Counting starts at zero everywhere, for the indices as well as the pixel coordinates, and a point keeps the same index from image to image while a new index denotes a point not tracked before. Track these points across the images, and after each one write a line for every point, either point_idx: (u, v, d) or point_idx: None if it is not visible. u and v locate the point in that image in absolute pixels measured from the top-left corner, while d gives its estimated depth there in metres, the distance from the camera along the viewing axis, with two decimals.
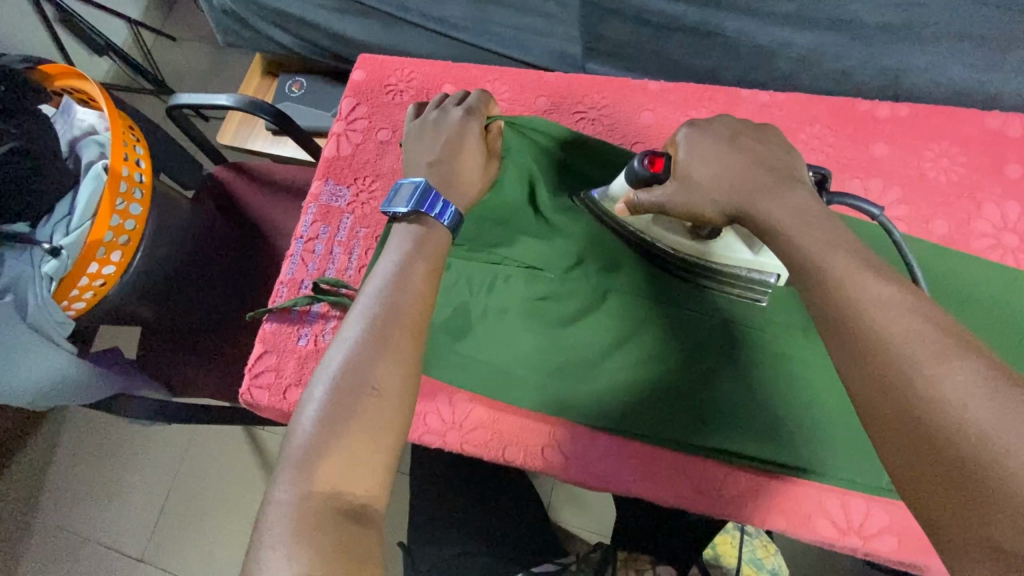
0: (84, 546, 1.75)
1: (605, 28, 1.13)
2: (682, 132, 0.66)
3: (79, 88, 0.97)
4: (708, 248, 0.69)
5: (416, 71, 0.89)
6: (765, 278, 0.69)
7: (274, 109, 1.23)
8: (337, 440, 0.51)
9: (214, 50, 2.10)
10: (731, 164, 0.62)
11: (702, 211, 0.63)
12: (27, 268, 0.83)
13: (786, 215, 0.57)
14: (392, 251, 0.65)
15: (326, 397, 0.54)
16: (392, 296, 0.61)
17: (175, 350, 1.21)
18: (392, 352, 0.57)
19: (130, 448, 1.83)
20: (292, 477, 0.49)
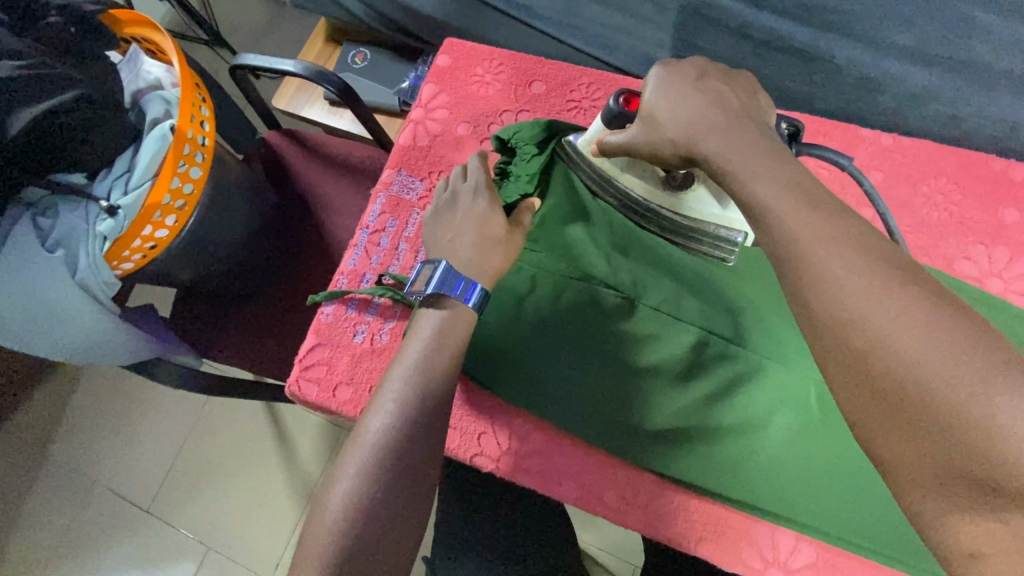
0: (92, 490, 1.76)
1: (701, 38, 1.06)
2: (654, 71, 0.59)
3: (148, 38, 0.93)
4: (677, 201, 0.65)
5: (506, 62, 0.84)
6: (732, 236, 0.64)
7: (340, 81, 1.18)
8: (354, 540, 0.55)
9: (271, 7, 2.05)
10: (692, 99, 0.55)
11: (662, 153, 0.57)
12: (81, 224, 0.80)
13: (736, 153, 0.51)
14: (418, 328, 0.65)
15: (347, 492, 0.57)
16: (416, 386, 0.61)
17: (210, 316, 1.18)
18: (414, 446, 0.59)
19: (146, 400, 1.82)
20: (314, 570, 0.54)
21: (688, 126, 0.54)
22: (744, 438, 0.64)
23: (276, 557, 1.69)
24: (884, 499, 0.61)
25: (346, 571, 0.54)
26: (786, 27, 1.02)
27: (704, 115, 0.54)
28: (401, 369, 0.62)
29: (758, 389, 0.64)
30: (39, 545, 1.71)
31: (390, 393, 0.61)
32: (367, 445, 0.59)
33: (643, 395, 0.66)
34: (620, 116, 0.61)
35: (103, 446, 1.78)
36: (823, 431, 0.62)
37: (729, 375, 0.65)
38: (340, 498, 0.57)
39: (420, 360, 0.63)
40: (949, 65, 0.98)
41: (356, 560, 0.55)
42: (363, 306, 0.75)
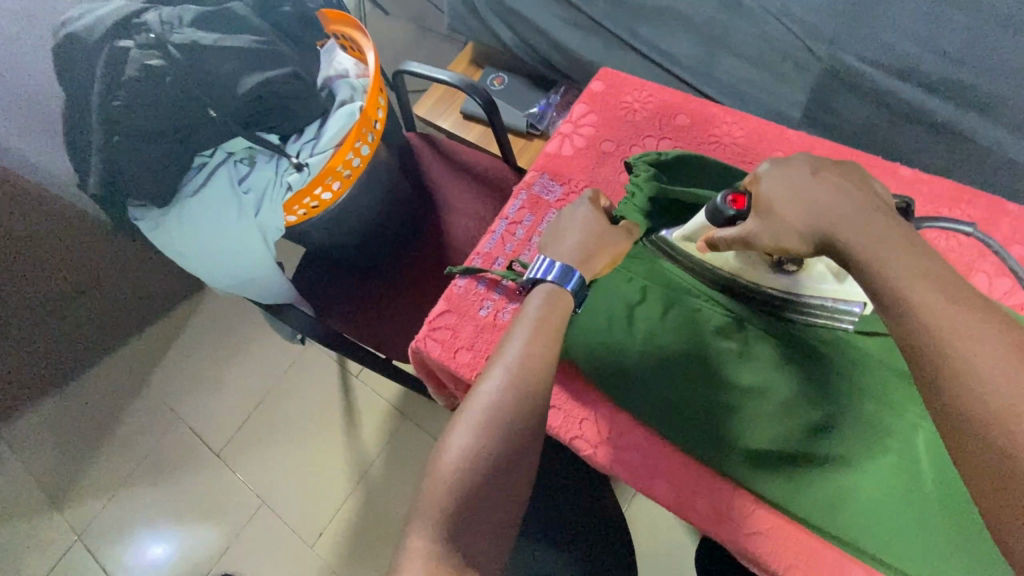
0: (176, 425, 1.92)
1: (837, 102, 1.10)
2: (763, 166, 0.64)
3: (346, 35, 1.09)
4: (792, 277, 0.68)
5: (655, 95, 0.91)
6: (850, 307, 0.67)
7: (486, 94, 1.31)
8: (471, 499, 0.56)
9: (418, 31, 2.30)
10: (812, 193, 0.58)
11: (789, 245, 0.59)
12: (273, 175, 0.95)
13: (867, 246, 0.54)
14: (528, 308, 0.67)
15: (464, 452, 0.57)
16: (524, 354, 0.63)
17: (329, 282, 1.31)
18: (526, 412, 0.60)
19: (238, 354, 1.99)
20: (429, 524, 0.55)
21: (809, 218, 0.57)
22: (857, 479, 0.63)
23: (321, 526, 1.76)
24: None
25: (454, 526, 0.55)
26: (930, 102, 1.03)
27: (826, 209, 0.57)
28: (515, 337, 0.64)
29: (871, 431, 0.64)
30: (122, 464, 1.88)
31: (504, 358, 0.63)
32: (480, 408, 0.60)
33: (755, 415, 0.68)
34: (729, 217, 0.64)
35: (194, 387, 1.96)
36: (947, 490, 0.60)
37: (850, 412, 0.65)
38: (455, 454, 0.58)
39: (530, 329, 0.65)
40: None
41: (466, 519, 0.55)
42: (492, 285, 0.83)
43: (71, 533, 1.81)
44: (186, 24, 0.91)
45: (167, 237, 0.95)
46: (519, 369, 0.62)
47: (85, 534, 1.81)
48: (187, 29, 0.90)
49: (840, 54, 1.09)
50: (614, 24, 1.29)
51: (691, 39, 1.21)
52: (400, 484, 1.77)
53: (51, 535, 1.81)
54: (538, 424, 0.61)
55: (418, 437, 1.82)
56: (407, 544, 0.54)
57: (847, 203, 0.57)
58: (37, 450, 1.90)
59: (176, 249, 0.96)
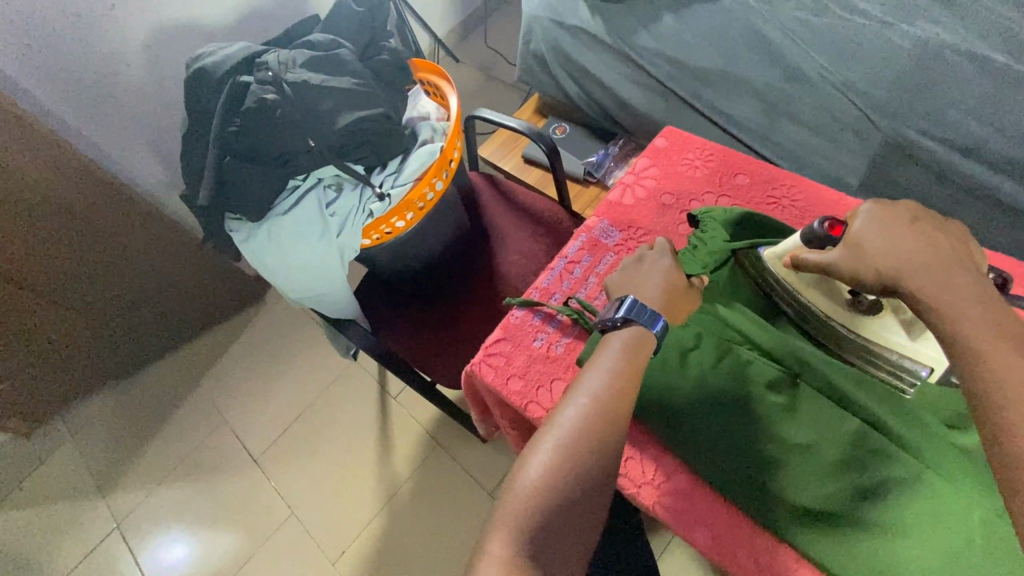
0: (222, 426, 2.02)
1: (896, 173, 1.12)
2: (865, 207, 0.68)
3: (432, 83, 1.21)
4: (862, 323, 0.71)
5: (716, 154, 0.97)
6: (917, 368, 0.69)
7: (550, 142, 1.39)
8: (550, 511, 0.58)
9: (486, 79, 2.47)
10: (903, 237, 0.63)
11: (864, 279, 0.64)
12: (356, 203, 1.04)
13: (936, 292, 0.59)
14: (611, 344, 0.72)
15: (546, 467, 0.61)
16: (607, 386, 0.67)
17: (387, 303, 1.39)
18: (605, 439, 0.63)
19: (286, 364, 2.08)
20: (508, 528, 0.57)
21: (890, 256, 0.63)
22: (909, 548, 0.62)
23: (345, 543, 1.78)
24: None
25: (534, 538, 0.57)
26: (993, 179, 1.04)
27: (910, 254, 0.62)
28: (598, 367, 0.69)
29: (923, 499, 0.63)
30: (168, 458, 1.98)
31: (587, 385, 0.67)
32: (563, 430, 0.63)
33: (805, 472, 0.68)
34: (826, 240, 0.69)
35: (243, 392, 2.06)
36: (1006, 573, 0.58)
37: (912, 477, 0.64)
38: (538, 467, 0.61)
39: (614, 363, 0.69)
40: None
41: (543, 535, 0.57)
42: (548, 318, 0.88)
43: (111, 521, 1.89)
44: (299, 65, 1.03)
45: (256, 247, 1.06)
46: (603, 400, 0.66)
47: (125, 523, 1.89)
48: (300, 70, 1.02)
49: (900, 128, 1.11)
50: (676, 86, 1.36)
51: (750, 104, 1.27)
52: (429, 509, 1.79)
53: (92, 521, 1.89)
54: (614, 452, 0.64)
55: (449, 463, 1.84)
56: (486, 549, 0.57)
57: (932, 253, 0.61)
58: (93, 438, 2.02)
59: (262, 259, 1.06)
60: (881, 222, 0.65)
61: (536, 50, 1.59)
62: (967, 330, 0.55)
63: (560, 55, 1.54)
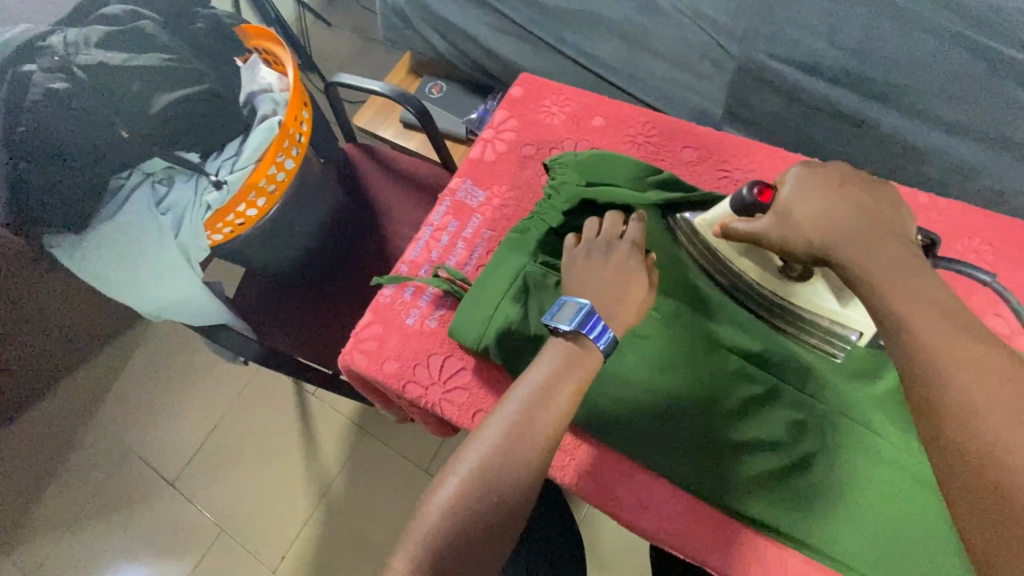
0: (127, 456, 1.85)
1: (754, 97, 1.14)
2: (796, 170, 0.64)
3: (268, 49, 1.08)
4: (794, 290, 0.68)
5: (572, 97, 0.94)
6: (845, 334, 0.67)
7: (419, 104, 1.31)
8: (455, 540, 0.58)
9: (363, 41, 2.29)
10: (836, 205, 0.61)
11: (793, 248, 0.62)
12: (190, 194, 0.93)
13: (873, 269, 0.57)
14: (547, 359, 0.65)
15: (453, 496, 0.59)
16: (535, 410, 0.62)
17: (270, 298, 1.28)
18: (522, 470, 0.60)
19: (190, 379, 1.93)
20: (410, 555, 0.58)
21: (818, 224, 0.60)
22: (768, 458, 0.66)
23: (283, 549, 1.72)
24: (913, 541, 0.61)
25: (437, 561, 0.57)
26: (836, 93, 1.08)
27: (843, 223, 0.60)
28: (523, 387, 0.64)
29: (778, 412, 0.67)
30: (69, 501, 1.80)
31: (508, 409, 0.62)
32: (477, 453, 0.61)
33: (675, 406, 0.70)
34: (757, 207, 0.64)
35: (144, 416, 1.89)
36: (833, 460, 0.65)
37: (800, 416, 0.67)
38: (448, 493, 0.59)
39: (542, 383, 0.63)
40: (997, 144, 1.01)
41: (448, 557, 0.58)
42: (419, 292, 0.83)
43: None
44: (94, 45, 0.88)
45: (84, 260, 0.92)
46: (525, 424, 0.61)
47: None
48: (94, 50, 0.87)
49: (752, 52, 1.13)
50: (541, 30, 1.31)
51: (614, 42, 1.24)
52: (366, 499, 1.75)
53: None
54: (531, 480, 0.60)
55: (381, 450, 1.80)
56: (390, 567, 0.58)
57: (861, 220, 0.59)
58: None
59: (96, 276, 0.93)
60: (814, 189, 0.62)
61: (396, 5, 1.48)
62: (901, 307, 0.54)
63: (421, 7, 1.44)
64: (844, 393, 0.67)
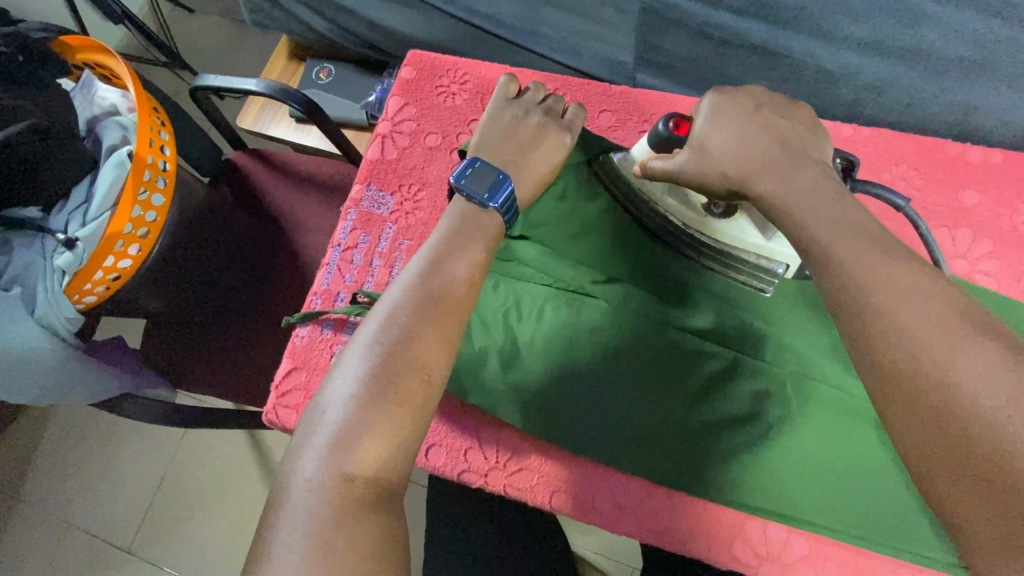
0: (42, 551, 1.57)
1: (664, 39, 1.08)
2: (708, 97, 0.60)
3: (101, 63, 0.89)
4: (719, 229, 0.66)
5: (470, 72, 0.84)
6: (772, 267, 0.67)
7: (304, 96, 1.15)
8: (374, 418, 0.48)
9: (233, 25, 2.02)
10: (751, 131, 0.57)
11: (709, 182, 0.57)
12: (38, 259, 0.79)
13: (795, 197, 0.53)
14: (442, 225, 0.59)
15: (363, 369, 0.49)
16: (440, 268, 0.55)
17: (183, 345, 1.14)
18: (438, 329, 0.52)
19: (103, 445, 1.65)
20: (321, 453, 0.46)
21: (727, 150, 0.56)
22: (739, 434, 0.64)
23: None
24: (886, 484, 0.62)
25: (353, 447, 0.46)
26: (745, 24, 1.03)
27: (759, 152, 0.56)
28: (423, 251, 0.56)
29: (741, 385, 0.65)
30: None
31: (410, 269, 0.55)
32: (379, 325, 0.52)
33: (639, 401, 0.66)
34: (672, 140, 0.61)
35: (57, 498, 1.61)
36: (803, 426, 0.63)
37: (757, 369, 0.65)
38: (353, 369, 0.49)
39: (444, 244, 0.57)
40: (904, 55, 1.00)
41: (367, 439, 0.47)
42: (340, 325, 0.74)
43: None
44: None
45: None
46: (435, 286, 0.54)
47: None
48: None
49: None
50: None
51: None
52: None
53: None
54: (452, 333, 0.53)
55: None
56: (296, 472, 0.46)
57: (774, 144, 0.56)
58: None
59: None
60: (726, 115, 0.58)
61: None
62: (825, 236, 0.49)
63: None
64: (801, 351, 0.65)
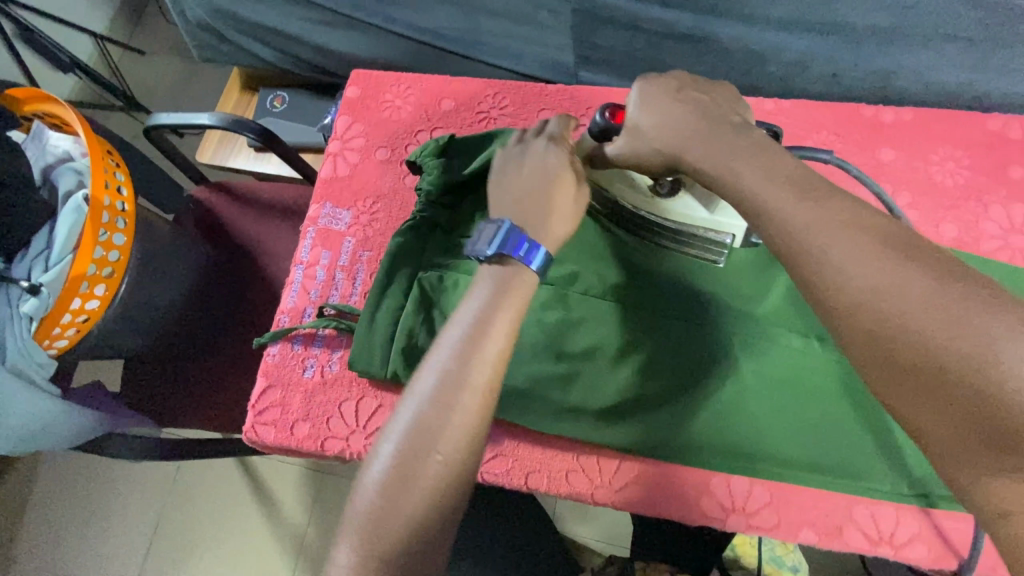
0: None
1: (599, 36, 1.13)
2: (636, 84, 0.64)
3: (51, 112, 0.91)
4: (667, 207, 0.68)
5: (413, 85, 0.88)
6: (721, 239, 0.69)
7: (258, 126, 1.17)
8: (399, 514, 0.53)
9: (186, 64, 2.03)
10: (675, 108, 0.60)
11: (647, 160, 0.62)
12: (3, 308, 0.79)
13: (727, 162, 0.56)
14: (474, 294, 0.60)
15: (391, 460, 0.54)
16: (468, 351, 0.57)
17: (162, 382, 1.14)
18: (465, 417, 0.55)
19: (91, 496, 1.63)
20: (353, 542, 0.53)
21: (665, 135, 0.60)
22: (726, 402, 0.68)
23: None
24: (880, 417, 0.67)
25: (383, 541, 0.52)
26: (673, 15, 1.08)
27: (685, 127, 0.59)
28: (452, 330, 0.59)
29: (691, 349, 0.69)
30: None
31: (440, 352, 0.58)
32: (408, 418, 0.56)
33: (599, 376, 0.69)
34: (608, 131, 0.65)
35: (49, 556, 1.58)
36: (752, 382, 0.68)
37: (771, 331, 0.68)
38: (384, 459, 0.55)
39: (474, 321, 0.59)
40: (823, 29, 1.06)
41: (393, 534, 0.52)
42: (309, 340, 0.76)
43: None
44: None
45: None
46: (471, 342, 0.57)
47: None
48: None
49: None
50: (366, 13, 1.20)
51: (446, 11, 1.16)
52: None
53: None
54: (478, 420, 0.56)
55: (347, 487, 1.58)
56: (334, 559, 0.53)
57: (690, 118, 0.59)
58: None
59: None
60: (654, 98, 0.61)
61: (201, 20, 1.30)
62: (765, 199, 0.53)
63: (228, 17, 1.27)
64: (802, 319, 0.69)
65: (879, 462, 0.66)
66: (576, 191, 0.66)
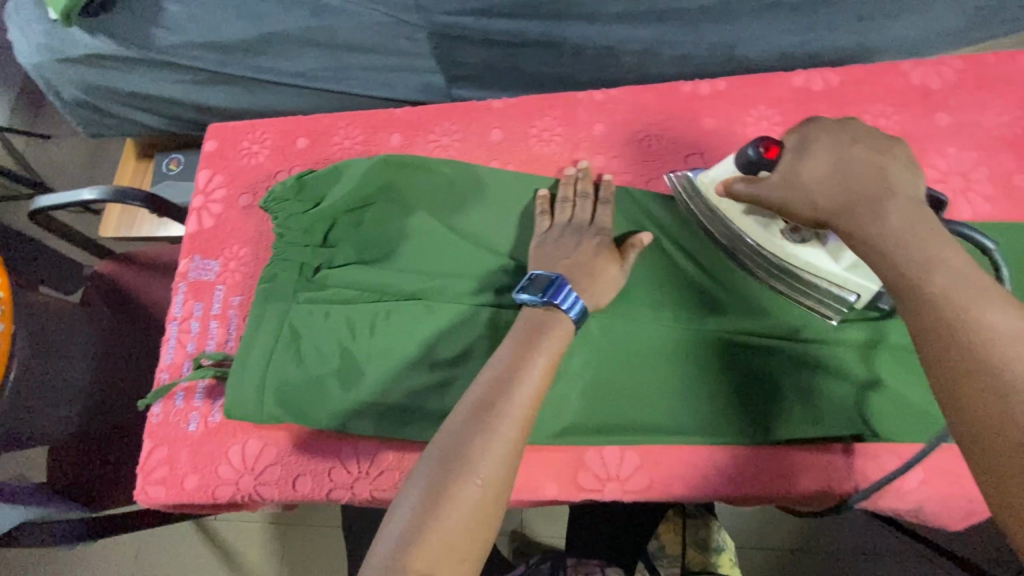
0: None
1: (460, 54, 1.18)
2: (806, 126, 0.65)
3: None
4: (790, 251, 0.75)
5: (266, 133, 0.93)
6: (844, 294, 0.76)
7: (143, 193, 1.17)
8: (436, 523, 0.57)
9: (92, 141, 2.02)
10: (866, 161, 0.60)
11: (795, 206, 0.63)
12: None
13: (898, 224, 0.55)
14: (513, 339, 0.72)
15: (427, 480, 0.60)
16: (507, 387, 0.66)
17: (79, 466, 1.09)
18: (504, 444, 0.63)
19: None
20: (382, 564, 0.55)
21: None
22: (587, 384, 0.82)
23: None
24: (907, 371, 0.80)
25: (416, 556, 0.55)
26: (524, 24, 1.13)
27: (854, 179, 0.59)
28: (496, 369, 0.69)
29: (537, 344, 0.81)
30: None
31: (479, 385, 0.67)
32: (441, 444, 0.63)
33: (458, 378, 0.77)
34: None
35: None
36: (593, 368, 0.82)
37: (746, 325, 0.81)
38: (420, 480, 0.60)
39: (515, 362, 0.69)
40: (662, 16, 1.13)
41: (425, 548, 0.56)
42: (191, 392, 0.81)
43: None
44: None
45: None
46: (510, 379, 0.67)
47: None
48: None
49: (433, 16, 1.12)
50: (236, 67, 1.22)
51: (311, 52, 1.19)
52: None
53: None
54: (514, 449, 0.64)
55: (309, 538, 1.55)
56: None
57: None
58: None
59: None
60: (826, 142, 0.62)
61: (77, 98, 1.31)
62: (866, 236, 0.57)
63: (103, 91, 1.29)
64: (741, 316, 0.83)
65: (720, 416, 0.80)
66: (620, 266, 0.80)
